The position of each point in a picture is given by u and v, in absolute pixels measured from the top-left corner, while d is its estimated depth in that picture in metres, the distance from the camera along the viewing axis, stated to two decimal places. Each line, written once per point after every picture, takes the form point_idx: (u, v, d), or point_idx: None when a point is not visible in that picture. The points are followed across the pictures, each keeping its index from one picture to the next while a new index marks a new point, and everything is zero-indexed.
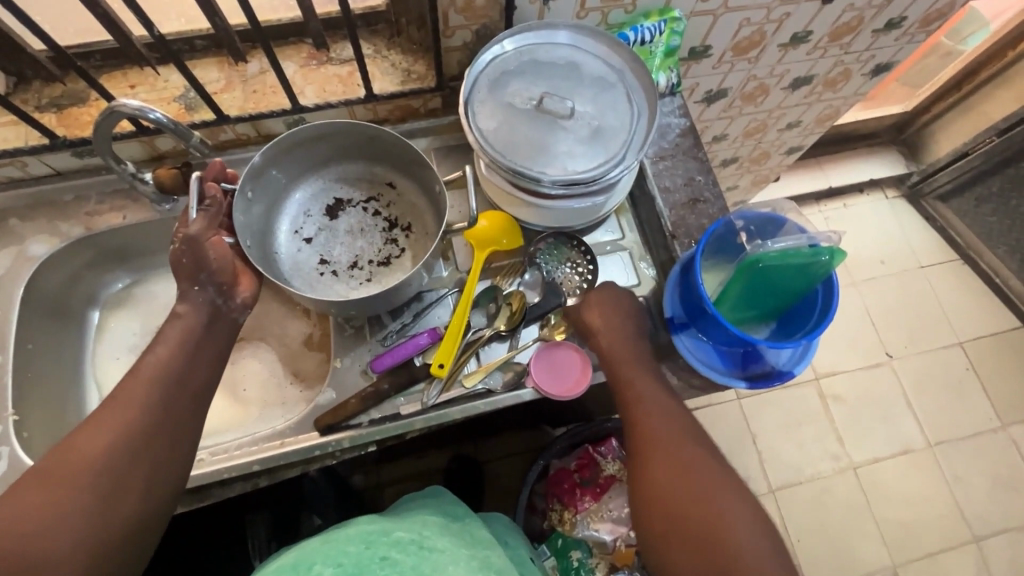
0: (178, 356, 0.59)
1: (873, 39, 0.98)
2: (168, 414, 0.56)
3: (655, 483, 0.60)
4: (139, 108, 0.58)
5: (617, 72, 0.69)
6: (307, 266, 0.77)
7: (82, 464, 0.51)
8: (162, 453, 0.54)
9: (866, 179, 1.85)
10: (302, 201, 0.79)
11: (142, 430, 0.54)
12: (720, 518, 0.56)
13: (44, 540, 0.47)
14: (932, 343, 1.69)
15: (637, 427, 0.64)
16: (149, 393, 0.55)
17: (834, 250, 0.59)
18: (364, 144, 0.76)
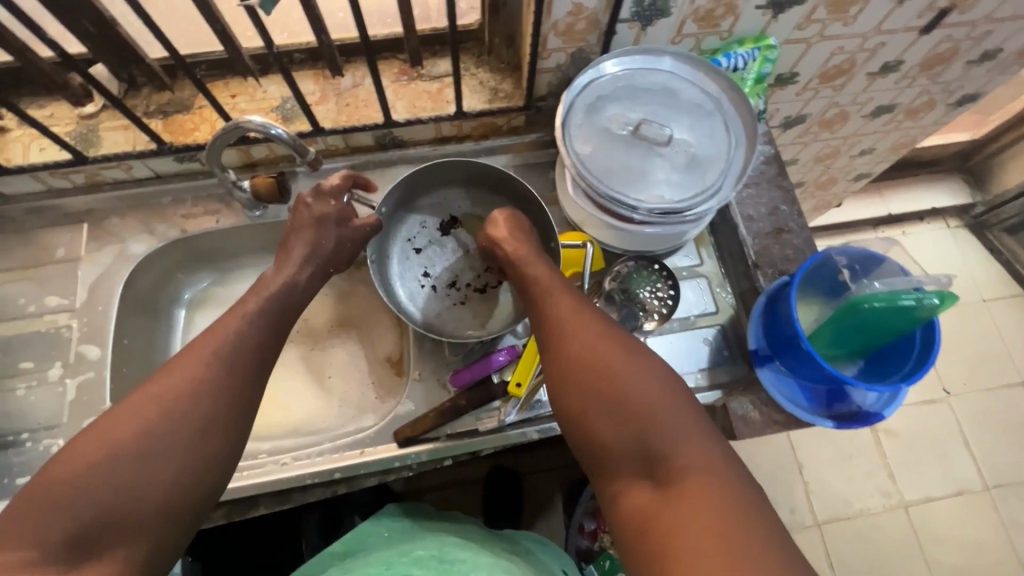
0: (236, 337, 0.55)
1: (964, 70, 0.95)
2: (227, 389, 0.52)
3: (579, 379, 0.54)
4: (264, 125, 0.62)
5: (714, 100, 0.69)
6: (412, 275, 0.80)
7: (112, 454, 0.46)
8: (207, 439, 0.50)
9: (927, 208, 1.77)
10: (422, 213, 0.82)
11: (202, 397, 0.51)
12: (658, 411, 0.51)
13: (85, 489, 0.45)
14: (992, 382, 1.61)
15: (561, 323, 0.58)
16: (189, 376, 0.51)
17: (946, 294, 0.56)
18: (493, 177, 0.79)
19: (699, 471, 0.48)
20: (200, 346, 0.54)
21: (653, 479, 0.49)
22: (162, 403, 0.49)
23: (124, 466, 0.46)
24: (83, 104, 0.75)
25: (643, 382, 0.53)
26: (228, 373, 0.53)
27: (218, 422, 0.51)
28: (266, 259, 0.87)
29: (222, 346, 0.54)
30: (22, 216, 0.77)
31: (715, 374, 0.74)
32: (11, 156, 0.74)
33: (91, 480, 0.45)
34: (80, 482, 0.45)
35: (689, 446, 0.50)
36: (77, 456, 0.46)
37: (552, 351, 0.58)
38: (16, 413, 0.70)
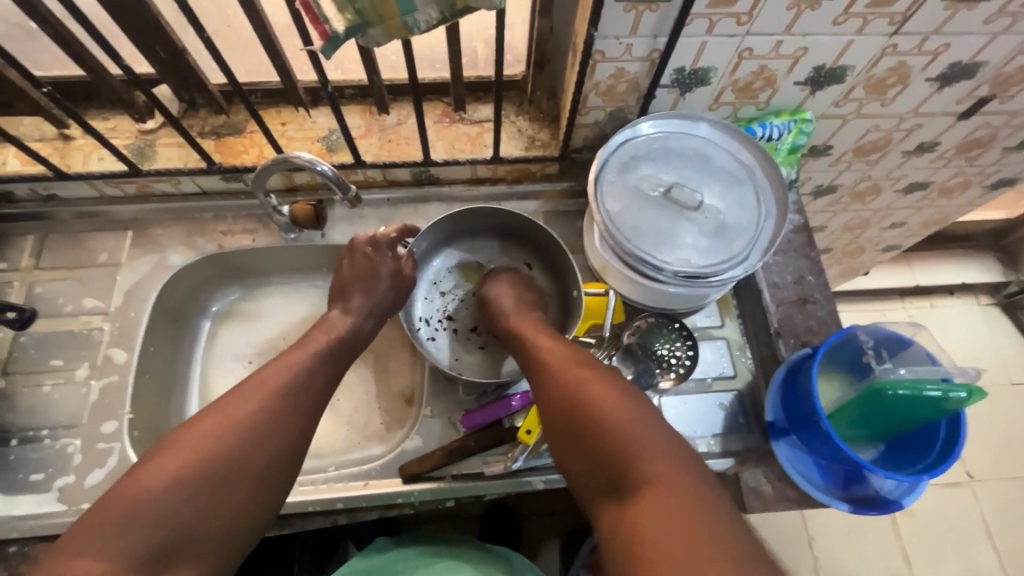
0: (301, 370, 0.61)
1: (1002, 155, 0.95)
2: (289, 416, 0.57)
3: (554, 405, 0.58)
4: (311, 161, 0.66)
5: (746, 169, 0.71)
6: (435, 317, 0.81)
7: (186, 472, 0.50)
8: (267, 467, 0.54)
9: (957, 282, 1.72)
10: (449, 257, 0.84)
11: (266, 416, 0.56)
12: (628, 426, 0.52)
13: (156, 493, 0.49)
14: (1021, 471, 1.52)
15: (542, 357, 0.63)
16: (255, 405, 0.56)
17: (974, 389, 0.55)
18: (525, 230, 0.81)
19: (667, 483, 0.48)
20: (263, 380, 0.59)
21: (621, 494, 0.50)
22: (228, 427, 0.54)
23: (184, 485, 0.50)
24: (144, 120, 0.80)
25: (615, 401, 0.54)
26: (284, 402, 0.58)
27: (274, 448, 0.55)
28: (294, 279, 0.90)
29: (287, 380, 0.60)
30: (72, 219, 0.81)
31: (729, 441, 0.73)
32: (71, 163, 0.78)
33: (165, 500, 0.49)
34: (153, 501, 0.48)
35: (656, 459, 0.50)
36: (155, 468, 0.50)
37: (536, 380, 0.62)
38: (39, 409, 0.72)
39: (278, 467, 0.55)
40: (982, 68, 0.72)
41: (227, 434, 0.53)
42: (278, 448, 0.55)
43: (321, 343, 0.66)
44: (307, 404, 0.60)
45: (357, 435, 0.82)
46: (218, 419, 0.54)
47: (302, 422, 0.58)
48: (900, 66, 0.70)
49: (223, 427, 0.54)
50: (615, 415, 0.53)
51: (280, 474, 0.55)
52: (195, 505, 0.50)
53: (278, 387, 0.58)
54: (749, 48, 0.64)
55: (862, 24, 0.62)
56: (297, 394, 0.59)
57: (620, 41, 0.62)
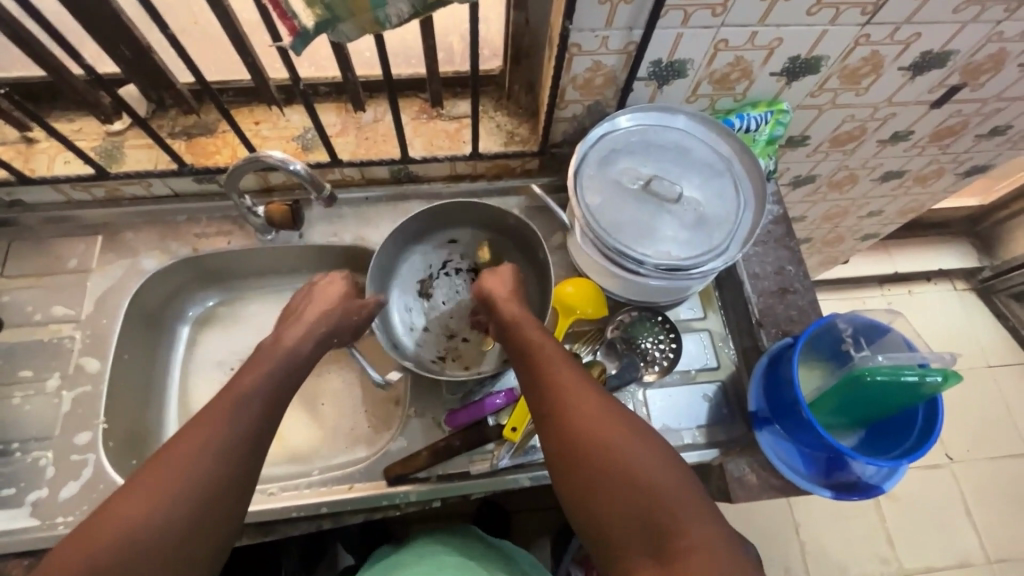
0: (269, 379, 0.59)
1: (973, 142, 0.97)
2: (264, 430, 0.56)
3: (584, 449, 0.53)
4: (283, 160, 0.65)
5: (725, 160, 0.71)
6: (417, 278, 0.83)
7: (122, 531, 0.46)
8: (246, 484, 0.53)
9: (934, 268, 1.75)
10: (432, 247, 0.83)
11: (245, 434, 0.54)
12: (662, 479, 0.51)
13: (136, 522, 0.46)
14: (998, 451, 1.56)
15: (562, 384, 0.58)
16: (232, 422, 0.54)
17: (949, 373, 0.56)
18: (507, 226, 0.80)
19: (708, 546, 0.47)
20: (235, 396, 0.56)
21: (657, 555, 0.47)
22: (205, 445, 0.51)
23: (166, 510, 0.48)
24: (111, 121, 0.77)
25: (646, 448, 0.53)
26: (261, 418, 0.56)
27: (253, 466, 0.53)
28: (273, 282, 0.88)
29: (233, 407, 0.55)
30: (38, 225, 0.79)
31: (713, 432, 0.73)
32: (36, 167, 0.75)
33: (95, 562, 0.44)
34: (82, 564, 0.44)
35: (687, 510, 0.49)
36: (132, 492, 0.48)
37: (552, 411, 0.56)
38: (9, 422, 0.70)
39: (226, 507, 0.51)
40: (952, 57, 0.73)
41: (164, 482, 0.49)
42: (224, 488, 0.51)
43: (284, 354, 0.63)
44: (255, 433, 0.55)
45: (341, 437, 0.81)
46: (194, 438, 0.52)
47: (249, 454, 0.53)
48: (873, 56, 0.70)
49: (201, 447, 0.51)
50: (643, 465, 0.51)
51: (226, 512, 0.51)
52: (129, 561, 0.45)
53: (222, 417, 0.54)
54: (724, 40, 0.64)
55: (835, 14, 0.63)
56: (269, 407, 0.58)
57: (596, 34, 0.62)
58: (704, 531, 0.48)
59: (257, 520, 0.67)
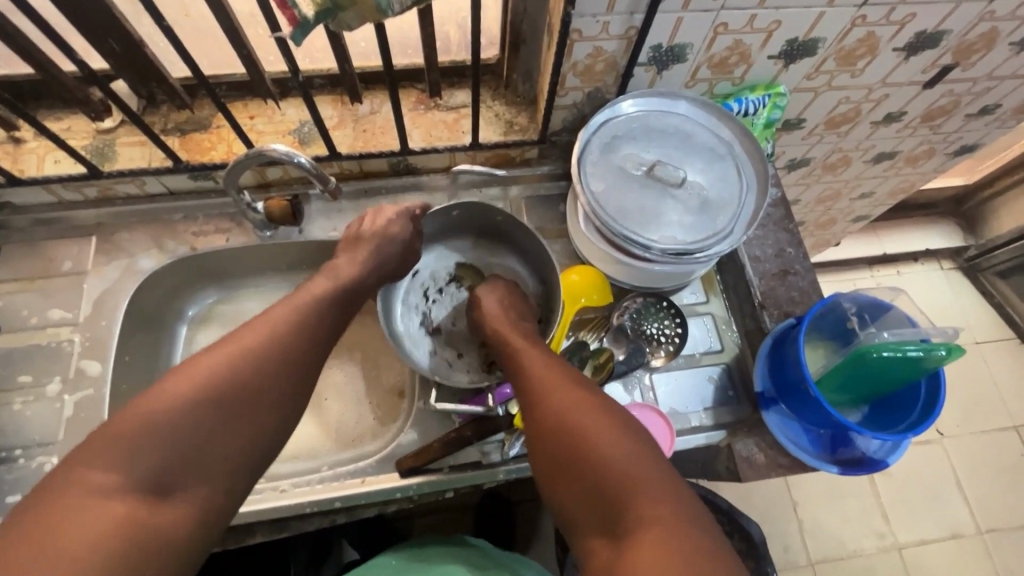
0: (314, 306, 0.61)
1: (963, 122, 0.98)
2: (303, 353, 0.57)
3: (549, 432, 0.55)
4: (288, 154, 0.64)
5: (726, 144, 0.72)
6: (418, 293, 0.82)
7: (186, 401, 0.49)
8: (276, 401, 0.53)
9: (921, 248, 1.78)
10: (420, 269, 0.83)
11: (282, 353, 0.55)
12: (618, 456, 0.51)
13: (165, 413, 0.48)
14: (986, 424, 1.60)
15: (530, 378, 0.60)
16: (266, 339, 0.55)
17: (952, 347, 0.57)
18: (490, 222, 0.80)
19: (657, 518, 0.47)
20: (277, 317, 0.57)
21: (610, 530, 0.49)
22: (241, 358, 0.53)
23: (198, 409, 0.49)
24: (101, 119, 0.75)
25: (601, 428, 0.53)
26: (300, 342, 0.57)
27: (286, 386, 0.54)
28: (273, 279, 0.87)
29: (294, 316, 0.58)
30: (29, 227, 0.77)
31: (720, 414, 0.74)
32: (25, 167, 0.74)
33: (172, 426, 0.48)
34: (160, 424, 0.47)
35: (646, 491, 0.49)
36: (169, 388, 0.49)
37: (523, 403, 0.60)
38: (10, 428, 0.69)
39: (290, 404, 0.55)
40: (945, 37, 0.74)
41: (234, 366, 0.52)
42: (287, 387, 0.54)
43: (325, 289, 0.63)
44: (315, 341, 0.58)
45: (348, 433, 0.80)
46: (231, 349, 0.53)
47: (310, 361, 0.57)
48: (869, 37, 0.71)
49: (236, 360, 0.53)
50: (602, 447, 0.52)
51: (288, 409, 0.55)
52: (203, 432, 0.49)
53: (285, 322, 0.57)
54: (724, 23, 0.65)
55: None
56: (309, 334, 0.58)
57: (597, 19, 0.61)
58: (658, 510, 0.47)
59: (269, 517, 0.66)
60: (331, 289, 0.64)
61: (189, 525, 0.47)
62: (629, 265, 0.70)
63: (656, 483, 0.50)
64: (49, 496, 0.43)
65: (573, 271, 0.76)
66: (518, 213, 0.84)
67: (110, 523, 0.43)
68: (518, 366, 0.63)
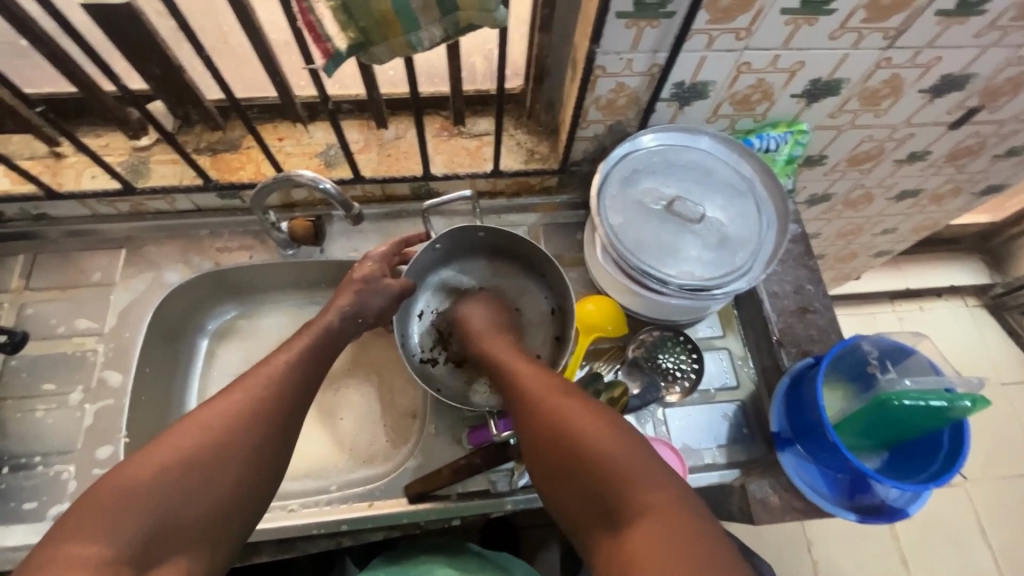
0: (291, 363, 0.61)
1: (989, 163, 0.97)
2: (276, 407, 0.57)
3: (541, 436, 0.55)
4: (314, 179, 0.66)
5: (747, 181, 0.72)
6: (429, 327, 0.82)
7: (162, 467, 0.49)
8: (251, 456, 0.54)
9: (945, 284, 1.74)
10: (423, 313, 0.82)
11: (254, 408, 0.56)
12: (606, 451, 0.51)
13: (141, 481, 0.48)
14: (1013, 470, 1.54)
15: (517, 388, 0.61)
16: (241, 398, 0.56)
17: (978, 399, 0.56)
18: (475, 240, 0.80)
19: (654, 509, 0.47)
20: (250, 377, 0.58)
21: (615, 525, 0.49)
22: (216, 421, 0.53)
23: (174, 472, 0.49)
24: (138, 137, 0.78)
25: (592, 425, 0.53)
26: (272, 397, 0.57)
27: (259, 440, 0.55)
28: (293, 296, 0.89)
29: (275, 375, 0.59)
30: (62, 238, 0.80)
31: (733, 452, 0.73)
32: (63, 181, 0.76)
33: (155, 494, 0.48)
34: (137, 489, 0.47)
35: (641, 483, 0.49)
36: (141, 460, 0.49)
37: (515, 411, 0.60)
38: (32, 435, 0.70)
39: (264, 456, 0.55)
40: (972, 80, 0.73)
41: (213, 425, 0.53)
42: (268, 445, 0.55)
43: (302, 344, 0.64)
44: (290, 395, 0.59)
45: (359, 452, 0.81)
46: (206, 412, 0.54)
47: (290, 418, 0.58)
48: (894, 79, 0.71)
49: (213, 420, 0.53)
50: (593, 443, 0.52)
51: (266, 462, 0.55)
52: (179, 492, 0.49)
53: (266, 381, 0.58)
54: (748, 62, 0.65)
55: (857, 38, 0.63)
56: (281, 386, 0.59)
57: (621, 56, 0.62)
58: (652, 498, 0.48)
59: (278, 537, 0.67)
60: (310, 346, 0.64)
61: None
62: (648, 299, 0.70)
63: (647, 472, 0.49)
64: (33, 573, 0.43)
65: (589, 302, 0.76)
66: (535, 241, 0.84)
67: None
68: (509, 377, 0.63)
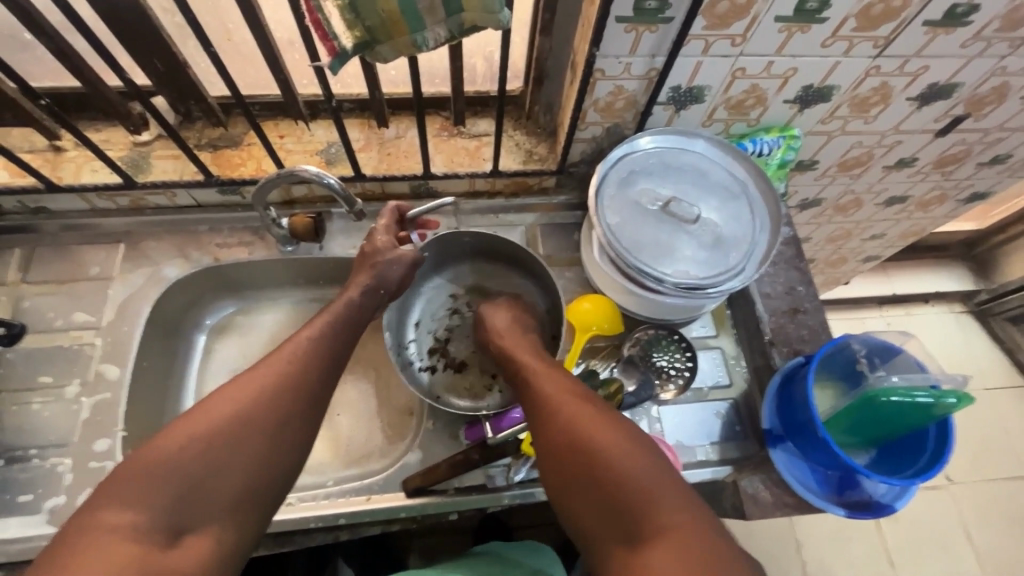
0: (318, 339, 0.61)
1: (975, 170, 1.00)
2: (303, 383, 0.57)
3: (561, 445, 0.55)
4: (318, 174, 0.66)
5: (741, 184, 0.74)
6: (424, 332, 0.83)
7: (193, 440, 0.50)
8: (279, 432, 0.54)
9: (932, 290, 1.78)
10: (420, 323, 0.83)
11: (281, 385, 0.56)
12: (629, 469, 0.51)
13: (173, 454, 0.49)
14: (997, 473, 1.57)
15: (535, 396, 0.61)
16: (270, 374, 0.56)
17: (963, 396, 0.58)
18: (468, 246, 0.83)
19: (675, 529, 0.47)
20: (280, 354, 0.59)
21: (631, 542, 0.49)
22: (244, 397, 0.54)
23: (205, 446, 0.50)
24: (139, 132, 0.79)
25: (613, 438, 0.53)
26: (300, 374, 0.58)
27: (286, 417, 0.55)
28: (291, 293, 0.89)
29: (301, 352, 0.59)
30: (60, 232, 0.80)
31: (726, 449, 0.74)
32: (63, 175, 0.77)
33: (186, 468, 0.49)
34: (169, 463, 0.48)
35: (661, 502, 0.49)
36: (173, 434, 0.50)
37: (533, 417, 0.60)
38: (27, 428, 0.70)
39: (292, 431, 0.55)
40: (958, 89, 0.76)
41: (244, 400, 0.54)
42: (294, 422, 0.56)
43: (326, 321, 0.64)
44: (318, 371, 0.59)
45: (356, 448, 0.81)
46: (235, 390, 0.54)
47: (318, 395, 0.58)
48: (883, 86, 0.73)
49: (242, 396, 0.54)
50: (615, 458, 0.52)
51: (294, 437, 0.55)
52: (210, 465, 0.50)
53: (293, 358, 0.58)
54: (742, 68, 0.67)
55: (848, 46, 0.65)
56: (308, 362, 0.59)
57: (620, 60, 0.64)
58: (674, 518, 0.48)
59: (275, 530, 0.67)
60: (334, 324, 0.64)
61: (203, 562, 0.47)
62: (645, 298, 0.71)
63: (670, 492, 0.50)
64: (68, 539, 0.44)
65: (586, 301, 0.77)
66: (532, 241, 0.85)
67: (125, 562, 0.43)
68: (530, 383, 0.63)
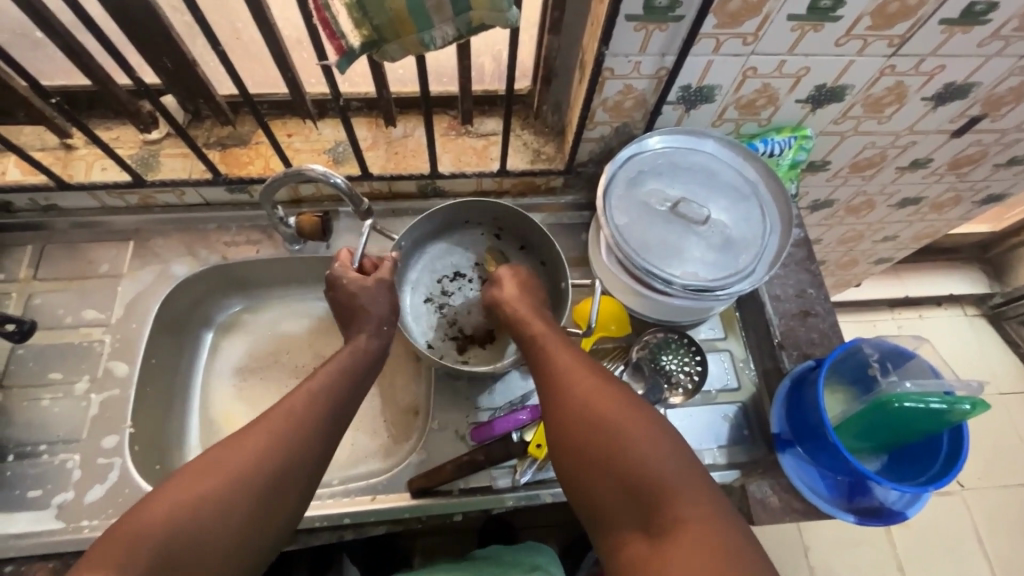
0: (322, 396, 0.59)
1: (991, 172, 0.98)
2: (305, 443, 0.55)
3: (574, 424, 0.54)
4: (325, 173, 0.66)
5: (752, 185, 0.73)
6: (422, 303, 0.82)
7: (190, 503, 0.48)
8: (277, 493, 0.52)
9: (945, 293, 1.75)
10: (430, 342, 0.80)
11: (283, 446, 0.54)
12: (644, 455, 0.50)
13: (166, 520, 0.46)
14: (1011, 480, 1.55)
15: (549, 374, 0.60)
16: (273, 432, 0.54)
17: (977, 402, 0.57)
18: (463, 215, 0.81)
19: (690, 519, 0.46)
20: (282, 409, 0.56)
21: (645, 529, 0.48)
22: (244, 457, 0.52)
23: (199, 510, 0.48)
24: (149, 130, 0.79)
25: (632, 421, 0.53)
26: (301, 434, 0.56)
27: (284, 479, 0.53)
28: (298, 291, 0.89)
29: (304, 409, 0.57)
30: (70, 230, 0.80)
31: (734, 453, 0.73)
32: (73, 173, 0.77)
33: (181, 531, 0.46)
34: (161, 527, 0.46)
35: (676, 489, 0.48)
36: (167, 496, 0.48)
37: (545, 394, 0.59)
38: (37, 424, 0.71)
39: (290, 492, 0.53)
40: (975, 88, 0.74)
41: (243, 462, 0.51)
42: (293, 481, 0.54)
43: (327, 374, 0.62)
44: (320, 429, 0.57)
45: (361, 448, 0.81)
46: (237, 447, 0.52)
47: (317, 457, 0.56)
48: (897, 86, 0.72)
49: (243, 457, 0.52)
50: (629, 443, 0.51)
51: (290, 498, 0.53)
52: (203, 529, 0.47)
53: (295, 417, 0.56)
54: (754, 67, 0.66)
55: (862, 45, 0.64)
56: (310, 422, 0.57)
57: (629, 59, 0.63)
58: (688, 510, 0.47)
59: None
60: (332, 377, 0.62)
61: None
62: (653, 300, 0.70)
63: (684, 481, 0.49)
64: None
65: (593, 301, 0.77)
66: None
67: None
68: (542, 359, 0.62)
